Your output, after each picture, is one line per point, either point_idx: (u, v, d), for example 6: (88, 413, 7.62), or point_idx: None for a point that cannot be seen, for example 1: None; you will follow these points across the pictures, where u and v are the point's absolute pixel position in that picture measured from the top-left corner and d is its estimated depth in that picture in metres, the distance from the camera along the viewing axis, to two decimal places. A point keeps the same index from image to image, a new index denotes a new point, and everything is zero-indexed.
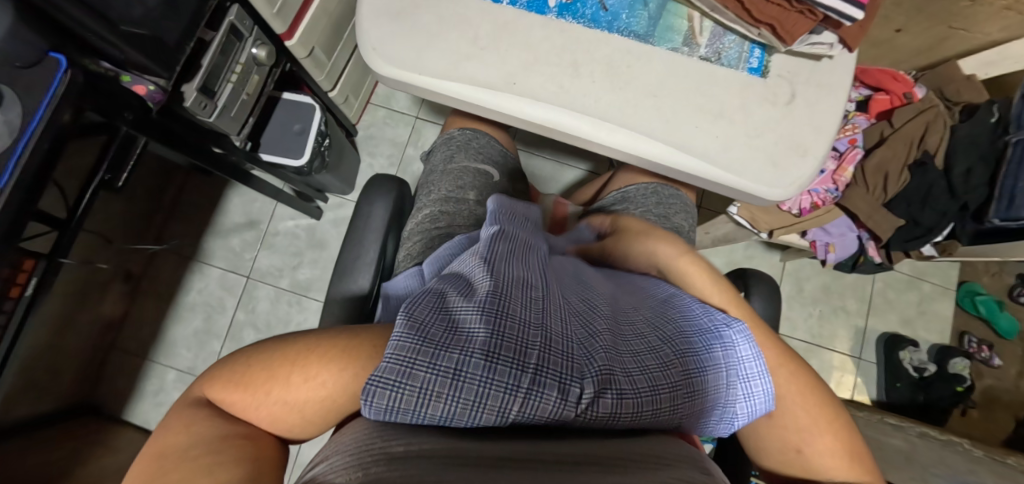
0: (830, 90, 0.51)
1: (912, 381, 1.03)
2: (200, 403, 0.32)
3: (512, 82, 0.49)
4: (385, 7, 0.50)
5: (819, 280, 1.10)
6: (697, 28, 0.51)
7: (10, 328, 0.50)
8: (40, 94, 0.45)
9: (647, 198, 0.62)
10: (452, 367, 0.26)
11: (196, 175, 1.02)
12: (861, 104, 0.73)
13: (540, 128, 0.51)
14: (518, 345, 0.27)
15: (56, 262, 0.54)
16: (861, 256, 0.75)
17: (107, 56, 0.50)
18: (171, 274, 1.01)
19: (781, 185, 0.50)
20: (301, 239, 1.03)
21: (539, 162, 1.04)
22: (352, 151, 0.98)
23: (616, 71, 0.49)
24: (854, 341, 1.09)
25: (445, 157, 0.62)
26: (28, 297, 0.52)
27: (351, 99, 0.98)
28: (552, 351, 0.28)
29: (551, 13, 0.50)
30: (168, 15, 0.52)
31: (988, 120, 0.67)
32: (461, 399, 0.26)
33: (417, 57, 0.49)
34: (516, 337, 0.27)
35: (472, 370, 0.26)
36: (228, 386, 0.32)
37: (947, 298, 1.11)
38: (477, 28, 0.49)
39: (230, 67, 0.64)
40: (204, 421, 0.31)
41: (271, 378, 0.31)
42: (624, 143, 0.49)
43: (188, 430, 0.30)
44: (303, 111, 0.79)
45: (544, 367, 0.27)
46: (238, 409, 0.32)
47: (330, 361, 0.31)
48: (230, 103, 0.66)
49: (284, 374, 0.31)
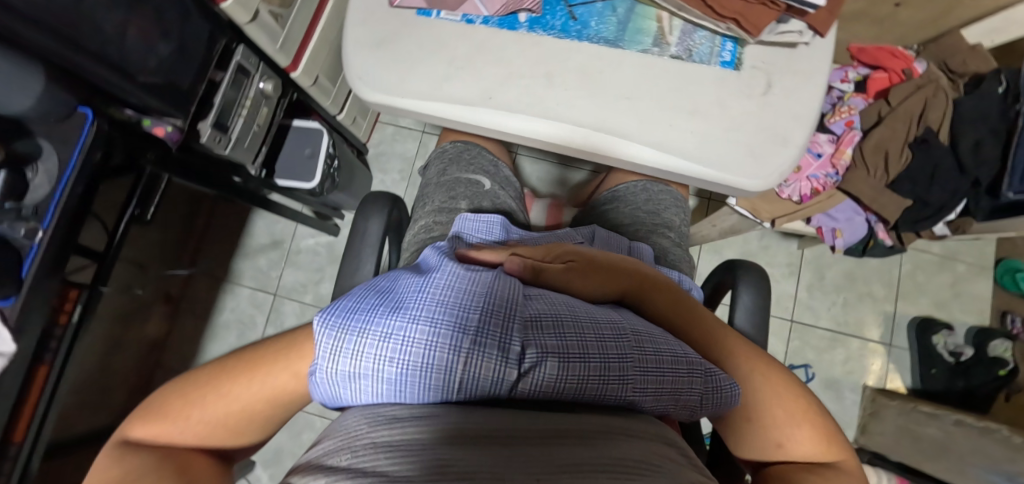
0: (808, 76, 0.51)
1: (948, 367, 0.98)
2: (119, 443, 0.35)
3: (488, 97, 0.51)
4: (367, 37, 0.53)
5: (841, 266, 1.06)
6: (667, 28, 0.52)
7: (61, 352, 0.56)
8: (72, 145, 0.51)
9: (636, 195, 0.64)
10: (410, 339, 0.31)
11: (223, 202, 1.10)
12: (858, 84, 0.70)
13: (518, 137, 0.53)
14: (457, 311, 0.33)
15: (96, 291, 0.60)
16: (870, 240, 0.73)
17: (128, 104, 0.55)
18: (206, 294, 1.09)
19: (762, 175, 0.50)
20: (321, 255, 1.09)
21: (543, 167, 1.06)
22: (362, 168, 1.03)
23: (588, 78, 0.51)
24: (883, 327, 1.05)
25: (439, 170, 0.65)
26: (74, 323, 0.58)
27: (359, 120, 1.03)
28: (498, 320, 0.33)
29: (522, 28, 0.52)
30: (179, 62, 0.58)
31: (994, 91, 0.64)
32: (420, 365, 0.31)
33: (399, 82, 0.52)
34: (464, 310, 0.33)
35: (419, 336, 0.32)
36: (146, 423, 0.35)
37: (984, 277, 1.05)
38: (454, 48, 0.52)
39: (241, 103, 0.70)
40: (130, 453, 0.34)
41: (190, 404, 0.36)
42: (601, 145, 0.50)
43: (114, 464, 0.33)
44: (313, 136, 0.84)
45: (479, 327, 0.32)
46: (159, 442, 0.35)
47: (250, 373, 0.37)
48: (243, 134, 0.71)
49: (204, 397, 0.36)
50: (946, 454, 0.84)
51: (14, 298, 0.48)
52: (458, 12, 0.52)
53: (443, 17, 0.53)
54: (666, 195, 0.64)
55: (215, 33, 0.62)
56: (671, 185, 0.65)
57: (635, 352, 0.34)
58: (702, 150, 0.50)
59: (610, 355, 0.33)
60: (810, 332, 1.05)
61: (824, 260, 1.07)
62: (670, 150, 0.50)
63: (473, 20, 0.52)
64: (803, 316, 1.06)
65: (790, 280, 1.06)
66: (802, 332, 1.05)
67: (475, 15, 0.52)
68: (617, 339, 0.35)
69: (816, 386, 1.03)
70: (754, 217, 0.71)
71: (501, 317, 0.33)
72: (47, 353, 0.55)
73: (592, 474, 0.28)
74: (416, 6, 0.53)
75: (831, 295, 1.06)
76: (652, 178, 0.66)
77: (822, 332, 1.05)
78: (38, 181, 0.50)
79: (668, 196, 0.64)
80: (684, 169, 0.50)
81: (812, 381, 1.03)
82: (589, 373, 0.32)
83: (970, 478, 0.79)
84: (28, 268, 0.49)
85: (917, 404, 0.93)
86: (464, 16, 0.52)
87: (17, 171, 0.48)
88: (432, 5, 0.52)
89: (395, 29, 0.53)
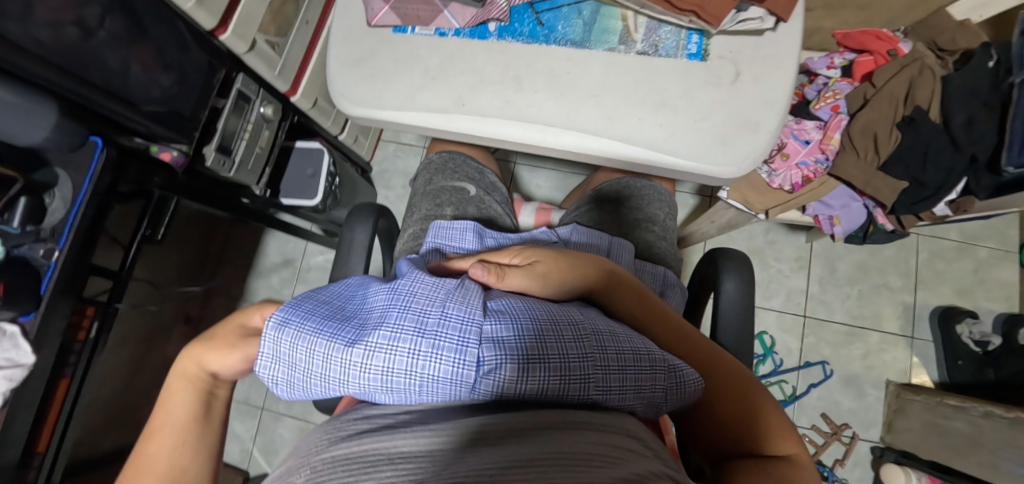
0: (774, 61, 0.51)
1: (976, 357, 0.93)
2: None
3: (462, 104, 0.53)
4: (347, 55, 0.56)
5: (853, 257, 1.03)
6: (632, 26, 0.53)
7: (79, 366, 0.60)
8: (84, 171, 0.55)
9: (618, 192, 0.65)
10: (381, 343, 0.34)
11: (237, 225, 1.15)
12: (845, 70, 0.70)
13: (493, 141, 0.55)
14: (417, 318, 0.35)
15: (112, 308, 0.64)
16: (871, 225, 0.72)
17: (136, 133, 0.60)
18: (223, 314, 1.14)
19: (733, 162, 0.50)
20: (331, 271, 1.13)
21: (541, 174, 1.08)
22: (365, 184, 1.06)
23: (556, 79, 0.52)
24: (903, 319, 1.01)
25: (426, 181, 0.68)
26: (92, 339, 0.62)
27: (360, 139, 1.08)
28: (463, 323, 0.35)
29: (492, 36, 0.54)
30: (180, 91, 0.63)
31: (984, 65, 0.63)
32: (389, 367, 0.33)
33: (377, 96, 0.55)
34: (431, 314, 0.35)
35: (386, 340, 0.34)
36: None
37: (1010, 262, 1.00)
38: (428, 60, 0.55)
39: (243, 127, 0.74)
40: None
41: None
42: (573, 143, 0.51)
43: None
44: (314, 156, 0.88)
45: (439, 332, 0.34)
46: None
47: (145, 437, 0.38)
48: (246, 157, 0.76)
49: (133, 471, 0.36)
50: (976, 449, 0.80)
51: (35, 314, 0.53)
52: (431, 26, 0.55)
53: (417, 32, 0.55)
54: (649, 190, 0.64)
55: (214, 64, 0.67)
56: (653, 179, 0.66)
57: (595, 352, 0.36)
58: (673, 142, 0.50)
59: (571, 355, 0.35)
60: (824, 327, 1.02)
61: (834, 252, 1.04)
62: (639, 143, 0.50)
63: (445, 33, 0.55)
64: (817, 311, 1.03)
65: (800, 275, 1.04)
66: (816, 328, 1.02)
67: (447, 28, 0.55)
68: (579, 341, 0.36)
69: (835, 384, 1.00)
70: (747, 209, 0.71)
71: (466, 320, 0.35)
72: (67, 367, 0.59)
73: (546, 469, 0.29)
74: (391, 24, 0.56)
75: (844, 288, 1.03)
76: (633, 174, 0.66)
77: (837, 327, 1.02)
78: (55, 206, 0.54)
79: (650, 192, 0.64)
80: (655, 161, 0.51)
81: (830, 378, 1.00)
82: (547, 371, 0.34)
83: (1002, 472, 0.74)
84: (46, 285, 0.53)
85: (943, 397, 0.89)
86: (437, 29, 0.55)
87: (35, 197, 0.53)
88: (406, 21, 0.55)
89: (372, 46, 0.56)
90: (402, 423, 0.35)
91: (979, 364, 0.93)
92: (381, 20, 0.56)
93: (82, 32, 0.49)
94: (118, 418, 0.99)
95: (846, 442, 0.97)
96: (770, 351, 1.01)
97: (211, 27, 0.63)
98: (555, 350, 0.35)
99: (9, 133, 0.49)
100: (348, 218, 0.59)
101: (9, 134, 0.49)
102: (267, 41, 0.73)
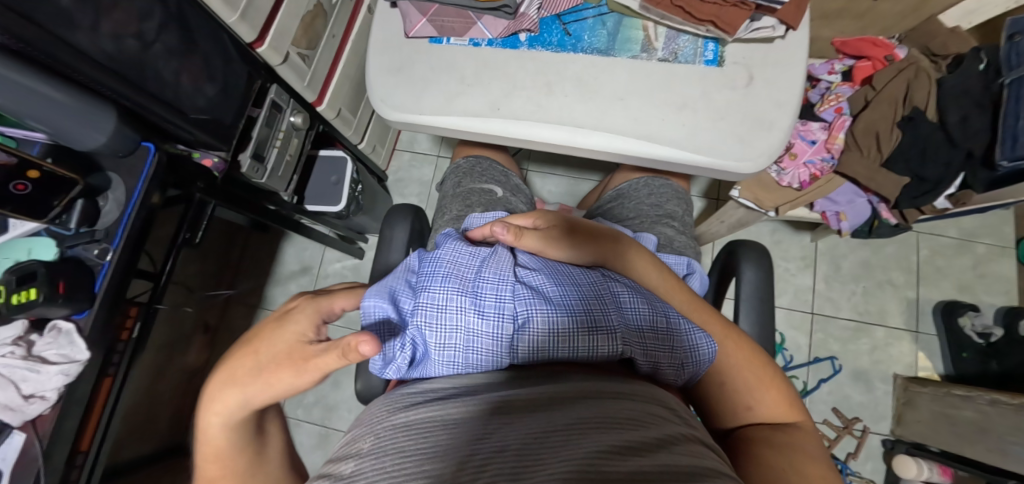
0: (786, 66, 0.55)
1: (979, 349, 0.96)
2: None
3: (496, 108, 0.57)
4: (386, 64, 0.60)
5: (856, 255, 1.07)
6: (653, 35, 0.57)
7: (122, 365, 0.61)
8: (135, 175, 0.58)
9: (639, 191, 0.68)
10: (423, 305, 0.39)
11: (256, 234, 1.18)
12: (845, 75, 0.75)
13: (525, 143, 0.58)
14: (456, 280, 0.40)
15: (152, 308, 0.66)
16: (875, 220, 0.75)
17: (181, 139, 0.63)
18: (242, 322, 1.16)
19: (751, 158, 0.54)
20: (349, 278, 1.15)
21: (554, 180, 1.11)
22: (383, 192, 1.09)
23: (584, 84, 0.56)
24: (907, 314, 1.04)
25: (454, 184, 0.71)
26: (134, 339, 0.63)
27: (378, 149, 1.11)
28: (492, 286, 0.39)
29: (522, 46, 0.58)
30: (222, 101, 0.66)
31: (975, 67, 0.68)
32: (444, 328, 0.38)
33: (416, 101, 0.58)
34: (462, 279, 0.40)
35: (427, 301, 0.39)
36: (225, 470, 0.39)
37: (1007, 257, 1.04)
38: (463, 68, 0.58)
39: (275, 136, 0.78)
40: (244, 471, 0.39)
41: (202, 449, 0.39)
42: (601, 142, 0.55)
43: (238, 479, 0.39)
44: (338, 163, 0.91)
45: (476, 292, 0.39)
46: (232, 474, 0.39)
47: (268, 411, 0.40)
48: (277, 165, 0.79)
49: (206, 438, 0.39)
50: (984, 435, 0.83)
51: (88, 311, 0.56)
52: (465, 36, 0.59)
53: (452, 43, 0.59)
54: (667, 189, 0.68)
55: (251, 75, 0.71)
56: (671, 179, 0.69)
57: (612, 311, 0.40)
58: (695, 140, 0.54)
59: (590, 312, 0.39)
60: (831, 323, 1.05)
61: (838, 251, 1.08)
62: (662, 142, 0.54)
63: (479, 43, 0.59)
64: (824, 308, 1.06)
65: (806, 273, 1.07)
66: (824, 324, 1.05)
67: (480, 38, 0.59)
68: (597, 300, 0.40)
69: (845, 378, 1.02)
70: (758, 208, 0.73)
71: (495, 282, 0.40)
72: (111, 365, 0.60)
73: (584, 429, 0.31)
74: (428, 35, 0.60)
75: (849, 285, 1.06)
76: (652, 175, 0.70)
77: (844, 323, 1.05)
78: (108, 208, 0.57)
79: (668, 189, 0.68)
80: (677, 159, 0.55)
81: (840, 373, 1.03)
82: (577, 329, 0.38)
83: (1011, 457, 0.77)
84: (100, 284, 0.56)
85: (949, 388, 0.92)
86: (471, 40, 0.59)
87: (91, 200, 0.56)
88: (442, 33, 0.59)
89: (410, 55, 0.60)
90: (452, 390, 0.37)
91: (983, 355, 0.96)
92: (419, 31, 0.60)
93: (140, 44, 0.53)
94: (140, 426, 1.00)
95: (858, 436, 0.99)
96: (780, 348, 1.04)
97: (251, 40, 0.66)
98: (576, 307, 0.39)
99: (73, 139, 0.52)
100: (385, 220, 0.62)
101: (73, 140, 0.52)
102: (298, 53, 0.77)
